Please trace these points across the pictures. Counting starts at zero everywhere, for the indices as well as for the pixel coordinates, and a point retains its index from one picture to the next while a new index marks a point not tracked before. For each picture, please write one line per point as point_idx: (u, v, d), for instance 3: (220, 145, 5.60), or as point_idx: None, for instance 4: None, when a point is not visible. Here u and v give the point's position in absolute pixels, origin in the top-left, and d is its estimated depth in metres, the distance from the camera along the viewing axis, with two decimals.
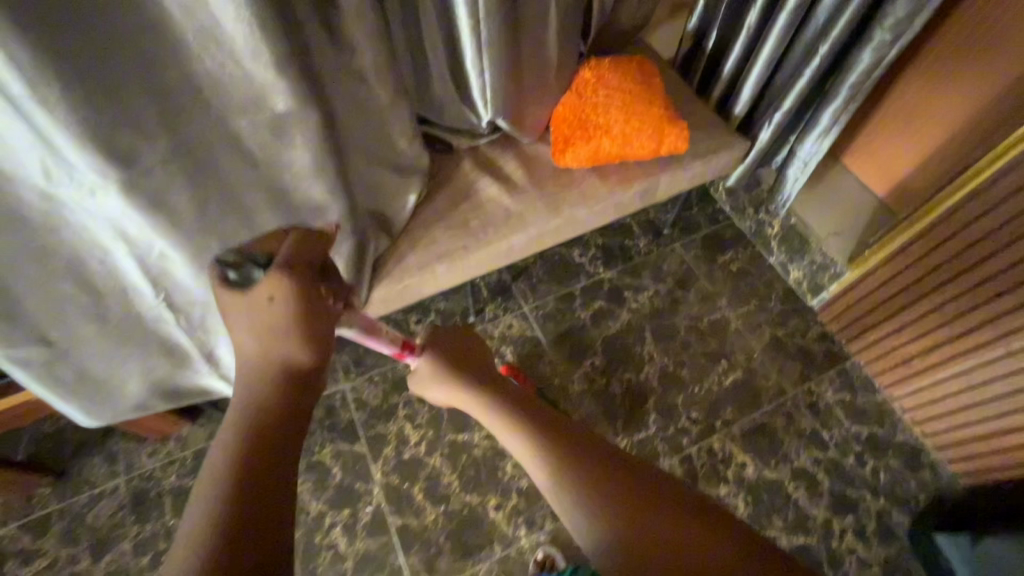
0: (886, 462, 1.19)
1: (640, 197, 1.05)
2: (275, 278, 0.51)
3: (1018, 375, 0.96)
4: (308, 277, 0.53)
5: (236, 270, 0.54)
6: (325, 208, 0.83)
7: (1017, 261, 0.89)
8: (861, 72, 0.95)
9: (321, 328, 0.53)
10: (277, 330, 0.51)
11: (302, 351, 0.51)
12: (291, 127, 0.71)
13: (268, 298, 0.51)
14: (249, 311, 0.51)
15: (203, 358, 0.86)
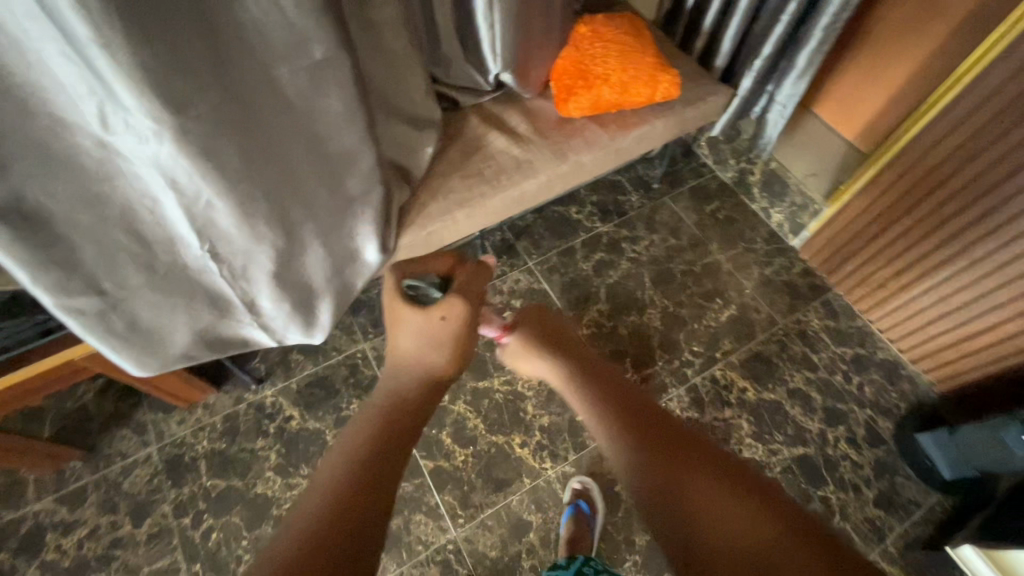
0: (870, 377, 1.31)
1: (638, 142, 1.13)
2: (449, 303, 0.66)
3: (986, 283, 1.07)
4: (472, 304, 0.69)
5: (419, 292, 0.71)
6: (357, 157, 0.86)
7: (996, 181, 0.98)
8: (831, 14, 1.04)
9: (467, 343, 0.69)
10: (440, 342, 0.66)
11: (449, 360, 0.67)
12: (327, 74, 0.75)
13: (441, 318, 0.66)
14: (422, 324, 0.66)
15: (243, 308, 0.90)
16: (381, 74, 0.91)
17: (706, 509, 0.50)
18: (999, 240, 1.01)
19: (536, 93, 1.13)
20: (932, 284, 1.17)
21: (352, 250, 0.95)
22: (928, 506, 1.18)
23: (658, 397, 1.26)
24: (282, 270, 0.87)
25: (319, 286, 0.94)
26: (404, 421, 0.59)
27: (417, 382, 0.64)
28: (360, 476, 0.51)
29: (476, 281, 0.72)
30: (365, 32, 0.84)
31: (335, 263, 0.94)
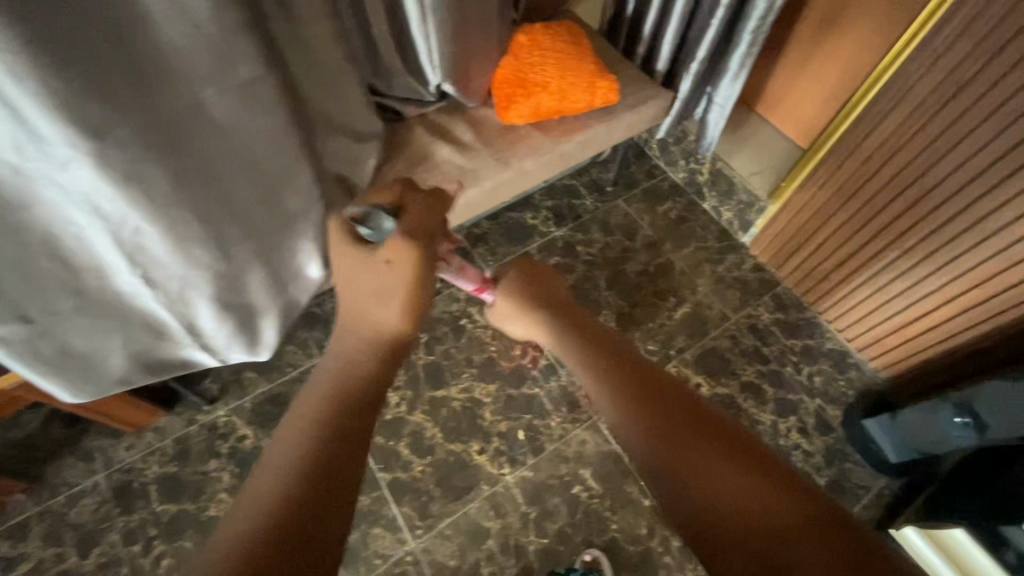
0: (819, 367, 1.35)
1: (582, 148, 1.14)
2: (393, 245, 0.66)
3: (928, 274, 1.10)
4: (420, 247, 0.68)
5: (369, 227, 0.68)
6: (294, 175, 0.85)
7: (931, 176, 1.01)
8: (759, 17, 1.08)
9: (421, 298, 0.67)
10: (388, 292, 0.65)
11: (398, 313, 0.65)
12: (258, 94, 0.74)
13: (388, 261, 0.66)
14: (369, 271, 0.66)
15: (183, 330, 0.87)
16: (316, 89, 0.90)
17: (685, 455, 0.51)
18: (942, 234, 1.04)
19: (480, 102, 1.14)
20: (871, 274, 1.21)
21: (295, 266, 0.92)
22: (875, 490, 1.22)
23: None
24: (222, 292, 0.85)
25: (263, 306, 0.91)
26: (357, 393, 0.56)
27: (369, 348, 0.62)
28: (312, 447, 0.50)
29: (428, 217, 0.72)
30: (296, 45, 0.84)
31: (278, 281, 0.91)
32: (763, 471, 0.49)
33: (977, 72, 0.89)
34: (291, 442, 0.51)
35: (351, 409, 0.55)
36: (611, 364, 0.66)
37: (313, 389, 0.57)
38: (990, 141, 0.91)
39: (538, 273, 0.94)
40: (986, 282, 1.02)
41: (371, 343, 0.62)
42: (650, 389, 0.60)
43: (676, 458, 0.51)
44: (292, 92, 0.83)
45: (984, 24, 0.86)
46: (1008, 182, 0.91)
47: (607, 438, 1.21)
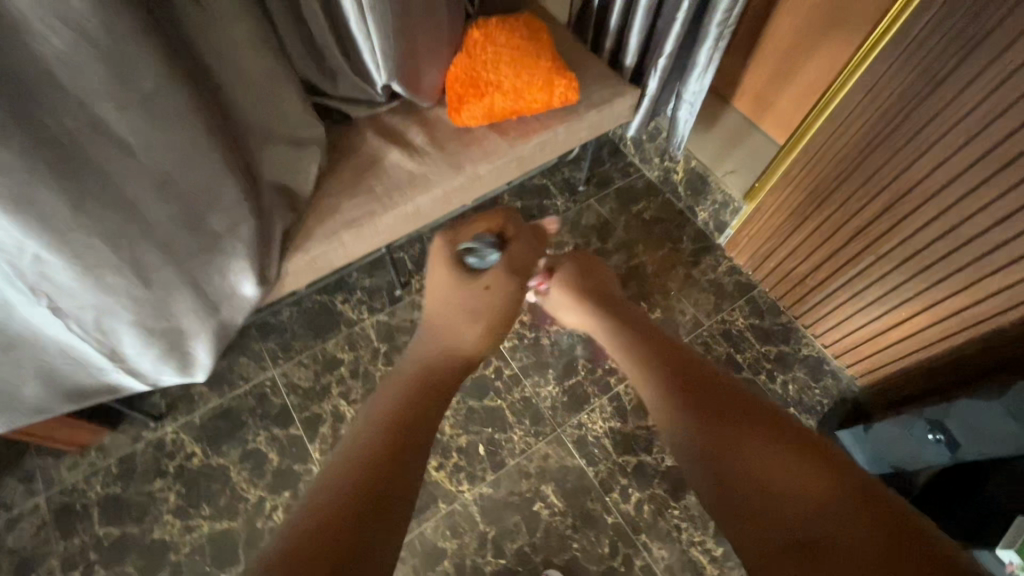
0: (793, 375, 1.30)
1: (541, 150, 1.09)
2: (496, 275, 0.79)
3: (908, 284, 1.04)
4: (516, 279, 0.81)
5: (476, 256, 0.81)
6: (219, 193, 0.78)
7: (916, 182, 0.94)
8: (724, 10, 1.02)
9: (499, 327, 0.81)
10: (477, 313, 0.77)
11: (478, 337, 0.76)
12: (165, 106, 0.67)
13: (485, 287, 0.79)
14: (470, 293, 0.78)
15: (105, 357, 0.81)
16: (242, 95, 0.83)
17: (737, 449, 0.55)
18: (924, 242, 0.98)
19: (433, 102, 1.08)
20: (849, 279, 1.15)
21: (228, 286, 0.86)
22: None
23: (580, 409, 1.21)
24: (146, 317, 0.79)
25: (193, 328, 0.85)
26: (436, 387, 0.66)
27: (449, 355, 0.72)
28: (392, 428, 0.57)
29: (525, 253, 0.84)
30: (215, 47, 0.77)
31: (209, 302, 0.85)
32: (819, 467, 0.50)
33: (949, 69, 0.83)
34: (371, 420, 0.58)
35: (427, 397, 0.63)
36: (664, 363, 0.70)
37: (394, 380, 0.66)
38: (972, 137, 0.84)
39: (591, 269, 0.94)
40: (972, 289, 0.95)
41: (450, 351, 0.73)
42: (701, 386, 0.64)
43: (727, 454, 0.55)
44: (207, 101, 0.76)
45: (956, 20, 0.80)
46: (994, 178, 0.83)
47: (571, 452, 1.16)
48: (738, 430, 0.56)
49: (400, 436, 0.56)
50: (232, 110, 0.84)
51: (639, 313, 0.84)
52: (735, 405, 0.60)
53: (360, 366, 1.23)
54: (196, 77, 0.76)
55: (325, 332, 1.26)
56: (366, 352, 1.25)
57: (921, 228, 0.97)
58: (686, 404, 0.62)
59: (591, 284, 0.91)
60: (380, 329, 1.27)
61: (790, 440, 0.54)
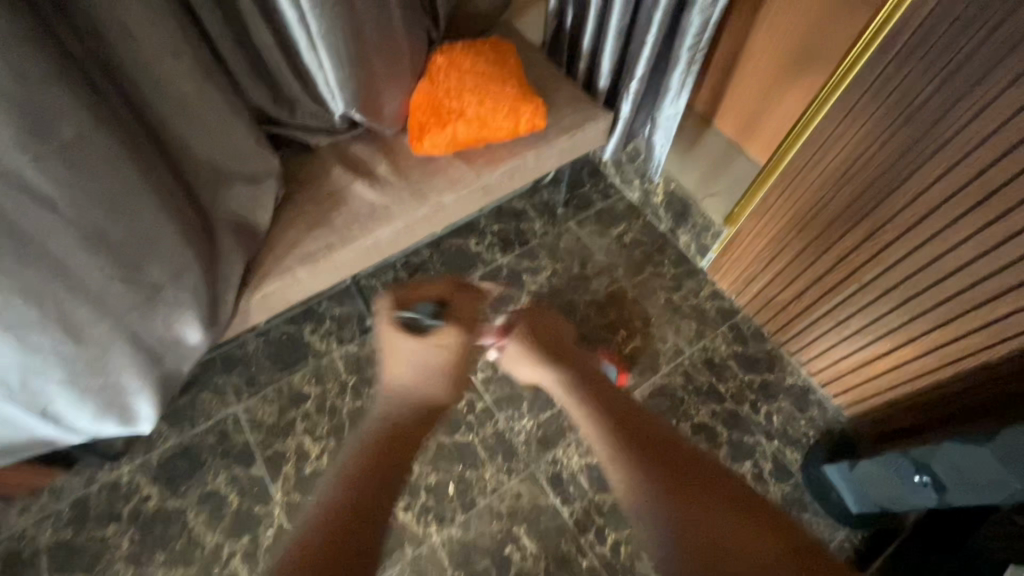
0: (779, 405, 1.25)
1: (509, 177, 1.05)
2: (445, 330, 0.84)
3: (890, 317, 1.00)
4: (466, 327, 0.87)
5: (415, 319, 0.85)
6: (157, 239, 0.74)
7: (894, 214, 0.91)
8: (693, 34, 1.00)
9: (461, 369, 0.87)
10: (433, 367, 0.83)
11: (444, 384, 0.84)
12: (88, 153, 0.64)
13: (437, 344, 0.84)
14: (423, 348, 0.83)
15: (37, 417, 0.78)
16: (182, 135, 0.80)
17: (707, 529, 0.63)
18: (904, 276, 0.94)
19: (397, 129, 1.04)
20: (830, 308, 1.11)
21: (171, 337, 0.82)
22: (836, 543, 1.11)
23: (556, 444, 1.15)
24: (78, 374, 0.75)
25: (132, 384, 0.81)
26: (400, 444, 0.75)
27: (417, 409, 0.80)
28: (353, 502, 0.65)
29: (467, 306, 0.90)
30: (149, 85, 0.74)
31: (151, 355, 0.81)
32: (778, 536, 0.62)
33: (922, 96, 0.80)
34: (348, 474, 0.69)
35: (350, 530, 0.62)
36: (622, 430, 0.76)
37: (360, 441, 0.74)
38: (951, 167, 0.80)
39: (545, 322, 0.95)
40: (954, 322, 0.90)
41: (419, 404, 0.81)
42: (657, 449, 0.73)
43: (696, 525, 0.64)
44: (141, 143, 0.73)
45: (922, 45, 0.77)
46: (973, 210, 0.79)
47: (545, 491, 1.11)
48: (712, 512, 0.65)
49: (354, 507, 0.65)
50: (174, 147, 0.81)
51: (586, 358, 0.91)
52: (699, 475, 0.69)
53: (327, 400, 1.18)
54: (129, 119, 0.73)
55: (291, 364, 1.22)
56: (334, 385, 1.20)
57: (901, 262, 0.93)
58: (649, 473, 0.70)
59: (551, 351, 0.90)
60: (349, 360, 1.23)
61: (772, 527, 0.63)
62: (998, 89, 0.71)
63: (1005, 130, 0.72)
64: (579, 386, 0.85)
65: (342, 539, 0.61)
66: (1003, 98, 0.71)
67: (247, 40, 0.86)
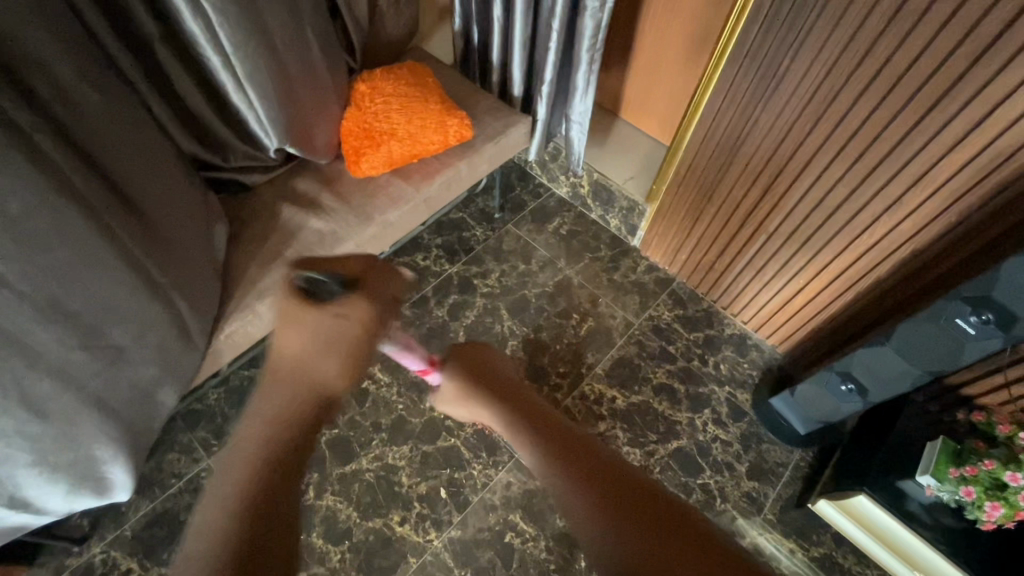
0: (722, 354, 1.39)
1: (447, 188, 1.11)
2: (348, 300, 0.55)
3: (797, 255, 1.14)
4: (378, 302, 0.58)
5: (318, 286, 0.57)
6: (117, 302, 0.72)
7: (783, 163, 1.04)
8: (589, 37, 1.11)
9: (366, 354, 0.55)
10: (331, 347, 0.52)
11: (342, 367, 0.52)
12: (40, 226, 0.62)
13: (339, 314, 0.54)
14: (317, 326, 0.52)
15: (5, 507, 0.71)
16: (150, 188, 0.78)
17: None
18: (801, 217, 1.08)
19: (332, 158, 1.08)
20: (750, 257, 1.25)
21: (141, 395, 0.79)
22: (793, 464, 1.25)
23: None
24: (48, 455, 0.71)
25: (106, 452, 0.77)
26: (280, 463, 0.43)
27: (297, 413, 0.47)
28: (256, 471, 0.42)
29: (385, 284, 0.61)
30: (103, 143, 0.71)
31: (123, 419, 0.78)
32: None
33: (783, 66, 0.94)
34: (229, 477, 0.42)
35: (261, 493, 0.41)
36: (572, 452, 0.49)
37: (220, 478, 0.43)
38: (818, 121, 0.95)
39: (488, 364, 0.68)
40: (852, 247, 1.05)
41: (296, 410, 0.47)
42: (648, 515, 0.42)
43: None
44: (104, 206, 0.70)
45: (771, 26, 0.92)
46: (845, 150, 0.94)
47: (532, 475, 1.16)
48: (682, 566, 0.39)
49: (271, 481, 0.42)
50: (136, 194, 0.76)
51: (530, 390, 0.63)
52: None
53: None
54: (87, 185, 0.67)
55: None
56: None
57: (800, 205, 1.07)
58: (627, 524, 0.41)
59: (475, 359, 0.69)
60: None
61: None
62: (839, 50, 0.86)
63: (854, 81, 0.87)
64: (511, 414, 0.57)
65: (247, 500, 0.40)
66: (846, 56, 0.86)
67: (170, 89, 0.87)
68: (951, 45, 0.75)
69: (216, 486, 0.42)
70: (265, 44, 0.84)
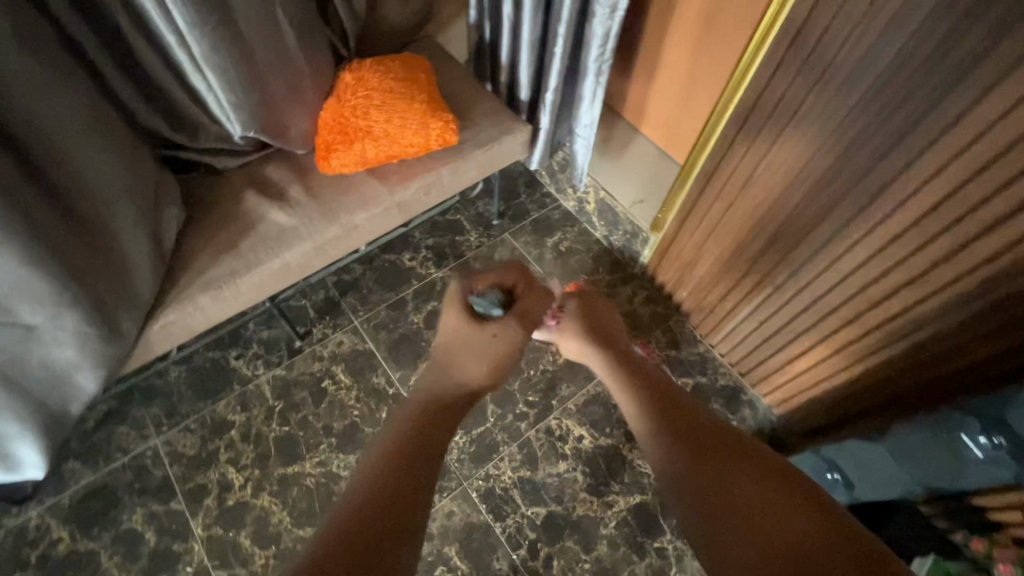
0: (710, 406, 1.27)
1: (424, 193, 1.03)
2: (503, 323, 0.75)
3: (802, 316, 1.01)
4: (524, 330, 0.77)
5: (484, 307, 0.78)
6: (25, 282, 0.69)
7: (795, 210, 0.91)
8: (597, 45, 1.01)
9: (507, 366, 0.76)
10: (484, 353, 0.73)
11: (487, 370, 0.73)
12: None
13: (494, 334, 0.75)
14: (478, 334, 0.74)
15: None
16: (84, 166, 0.74)
17: (716, 481, 0.59)
18: (809, 275, 0.95)
19: (308, 148, 1.02)
20: (753, 307, 1.12)
21: (52, 377, 0.78)
22: None
23: (489, 459, 1.15)
24: None
25: (12, 429, 0.77)
26: (447, 408, 0.66)
27: (451, 384, 0.70)
28: (427, 414, 0.64)
29: (538, 305, 0.81)
30: (27, 120, 0.67)
31: (32, 398, 0.77)
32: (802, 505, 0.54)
33: (805, 104, 0.82)
34: (409, 407, 0.65)
35: (429, 428, 0.62)
36: (643, 386, 0.78)
37: (403, 409, 0.66)
38: (839, 171, 0.81)
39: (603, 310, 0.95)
40: (865, 319, 0.91)
41: (450, 381, 0.70)
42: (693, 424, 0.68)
43: (717, 486, 0.59)
44: (19, 191, 0.66)
45: (797, 57, 0.79)
46: (864, 210, 0.81)
47: (477, 508, 1.10)
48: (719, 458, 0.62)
49: (437, 419, 0.63)
50: (65, 173, 0.72)
51: (639, 355, 0.88)
52: (699, 426, 0.68)
53: (252, 427, 1.15)
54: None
55: (216, 391, 1.18)
56: (260, 412, 1.17)
57: (810, 262, 0.94)
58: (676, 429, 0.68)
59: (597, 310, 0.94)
60: (277, 385, 1.20)
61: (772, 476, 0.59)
62: (869, 95, 0.73)
63: (882, 133, 0.74)
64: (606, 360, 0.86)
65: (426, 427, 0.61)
66: (873, 102, 0.73)
67: (132, 62, 0.83)
68: (1004, 108, 0.62)
69: (397, 418, 0.64)
70: (228, 24, 0.79)
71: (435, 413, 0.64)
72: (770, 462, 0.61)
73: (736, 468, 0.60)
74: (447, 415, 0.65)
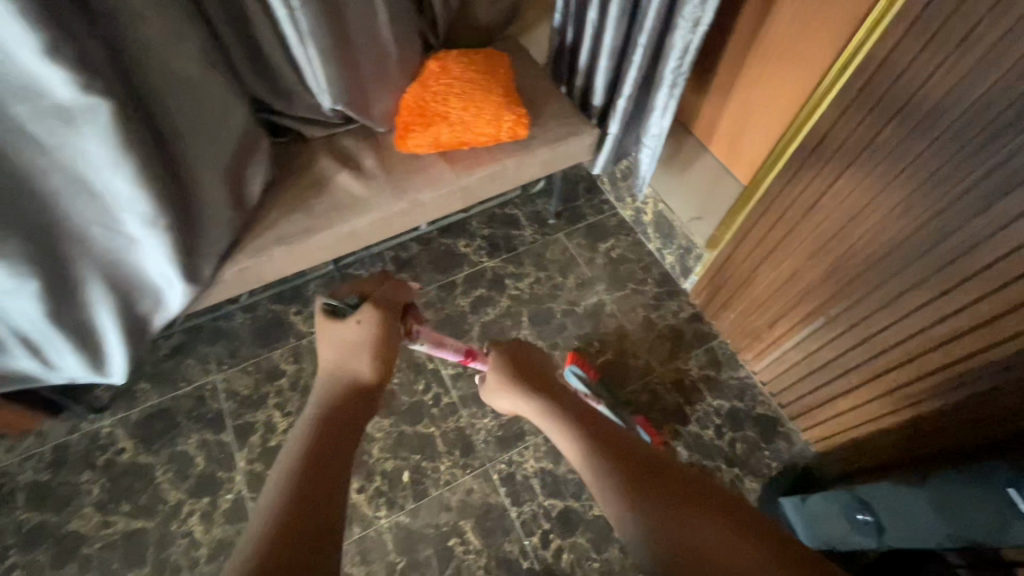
0: (744, 432, 1.25)
1: (489, 181, 1.08)
2: (366, 309, 0.72)
3: (849, 352, 0.99)
4: (389, 315, 0.75)
5: (340, 309, 0.74)
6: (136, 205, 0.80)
7: (857, 241, 0.89)
8: (676, 57, 1.03)
9: (391, 348, 0.74)
10: (359, 347, 0.71)
11: (371, 365, 0.71)
12: (79, 117, 0.72)
13: (358, 321, 0.72)
14: (343, 331, 0.71)
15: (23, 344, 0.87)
16: (187, 118, 0.85)
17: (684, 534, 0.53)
18: (863, 310, 0.93)
19: (388, 128, 1.10)
20: (800, 338, 1.10)
21: (143, 287, 0.91)
22: None
23: (514, 445, 1.18)
24: (61, 311, 0.85)
25: (111, 328, 0.90)
26: (334, 438, 0.62)
27: (346, 398, 0.68)
28: (308, 455, 0.58)
29: (399, 294, 0.79)
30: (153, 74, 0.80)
31: (127, 298, 0.91)
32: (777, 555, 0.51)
33: (880, 134, 0.80)
34: (288, 460, 0.58)
35: (319, 460, 0.58)
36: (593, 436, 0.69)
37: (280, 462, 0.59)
38: (907, 205, 0.79)
39: (529, 357, 0.88)
40: (918, 364, 0.88)
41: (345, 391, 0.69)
42: (647, 467, 0.61)
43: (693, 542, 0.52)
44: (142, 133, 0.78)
45: (877, 85, 0.78)
46: (927, 250, 0.79)
47: (496, 489, 1.13)
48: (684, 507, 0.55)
49: (319, 451, 0.59)
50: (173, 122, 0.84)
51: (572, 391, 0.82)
52: (633, 455, 0.64)
53: (301, 379, 1.23)
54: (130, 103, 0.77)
55: (273, 340, 1.28)
56: (309, 366, 1.25)
57: (865, 298, 0.92)
58: (633, 476, 0.60)
59: (518, 351, 0.88)
60: None
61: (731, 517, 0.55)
62: (950, 130, 0.71)
63: (960, 170, 0.72)
64: (545, 404, 0.78)
65: (320, 459, 0.58)
66: (952, 138, 0.71)
67: (248, 32, 0.93)
68: None
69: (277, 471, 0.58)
70: None
71: (314, 453, 0.59)
72: (712, 489, 0.59)
73: (703, 516, 0.54)
74: (337, 435, 0.62)
